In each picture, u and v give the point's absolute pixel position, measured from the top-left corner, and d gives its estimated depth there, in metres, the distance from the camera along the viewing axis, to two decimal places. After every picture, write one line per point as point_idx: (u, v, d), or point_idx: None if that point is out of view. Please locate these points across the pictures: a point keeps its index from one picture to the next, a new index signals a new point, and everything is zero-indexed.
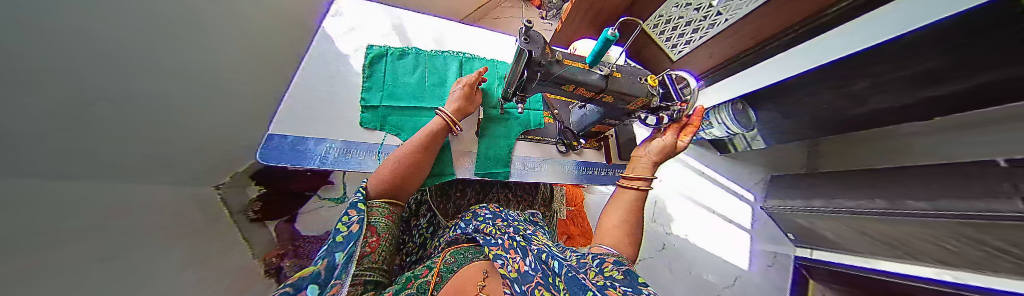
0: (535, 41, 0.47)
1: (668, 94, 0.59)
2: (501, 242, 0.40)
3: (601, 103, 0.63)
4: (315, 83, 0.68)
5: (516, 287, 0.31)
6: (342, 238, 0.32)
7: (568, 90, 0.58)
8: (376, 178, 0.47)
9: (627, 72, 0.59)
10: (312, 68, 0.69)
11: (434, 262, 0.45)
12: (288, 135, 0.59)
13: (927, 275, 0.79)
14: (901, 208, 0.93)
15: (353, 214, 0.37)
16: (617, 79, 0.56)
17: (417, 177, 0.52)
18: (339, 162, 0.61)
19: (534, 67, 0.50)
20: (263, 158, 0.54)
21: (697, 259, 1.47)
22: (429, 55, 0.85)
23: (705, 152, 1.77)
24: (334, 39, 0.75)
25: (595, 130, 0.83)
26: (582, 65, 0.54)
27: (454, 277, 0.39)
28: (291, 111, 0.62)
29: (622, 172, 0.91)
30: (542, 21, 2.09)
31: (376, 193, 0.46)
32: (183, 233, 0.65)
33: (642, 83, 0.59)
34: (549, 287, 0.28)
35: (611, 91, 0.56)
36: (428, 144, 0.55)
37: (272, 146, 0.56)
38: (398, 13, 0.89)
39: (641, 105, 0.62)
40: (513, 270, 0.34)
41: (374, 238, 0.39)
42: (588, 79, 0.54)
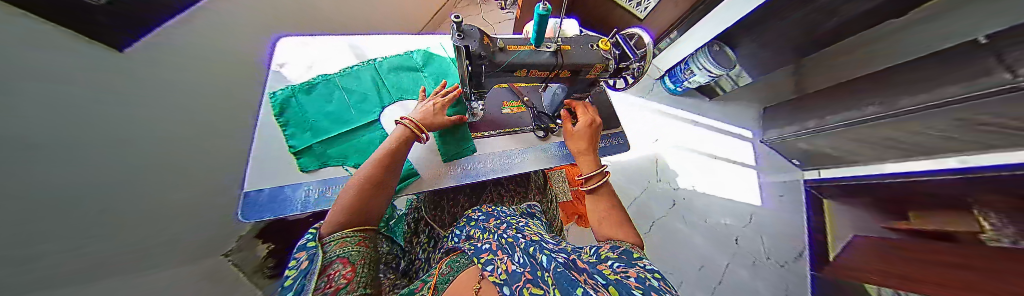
0: (469, 35, 0.45)
1: (623, 55, 0.61)
2: (489, 247, 0.38)
3: (561, 80, 0.63)
4: (269, 131, 0.65)
5: (504, 287, 0.26)
6: (291, 280, 0.30)
7: (524, 74, 0.58)
8: (332, 213, 0.40)
9: (577, 43, 0.58)
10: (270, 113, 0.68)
11: (429, 277, 0.40)
12: (265, 188, 0.58)
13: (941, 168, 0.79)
14: (893, 108, 0.90)
15: (300, 256, 0.35)
16: (567, 52, 0.55)
17: (382, 198, 0.48)
18: (322, 201, 0.60)
19: (477, 61, 0.49)
20: (243, 216, 0.52)
21: (709, 207, 1.47)
22: (339, 75, 0.79)
23: (693, 100, 1.78)
24: (292, 81, 0.75)
25: None
26: (529, 47, 0.53)
27: (451, 285, 0.35)
28: (259, 163, 0.60)
29: (608, 141, 0.91)
30: (500, 12, 2.04)
31: (329, 229, 0.38)
32: None
33: (594, 50, 0.58)
34: (538, 285, 0.23)
35: (568, 65, 0.55)
36: (393, 159, 0.51)
37: (251, 202, 0.55)
38: (350, 39, 0.87)
39: (600, 71, 0.60)
40: (502, 273, 0.29)
41: (347, 267, 0.32)
42: (539, 59, 0.53)
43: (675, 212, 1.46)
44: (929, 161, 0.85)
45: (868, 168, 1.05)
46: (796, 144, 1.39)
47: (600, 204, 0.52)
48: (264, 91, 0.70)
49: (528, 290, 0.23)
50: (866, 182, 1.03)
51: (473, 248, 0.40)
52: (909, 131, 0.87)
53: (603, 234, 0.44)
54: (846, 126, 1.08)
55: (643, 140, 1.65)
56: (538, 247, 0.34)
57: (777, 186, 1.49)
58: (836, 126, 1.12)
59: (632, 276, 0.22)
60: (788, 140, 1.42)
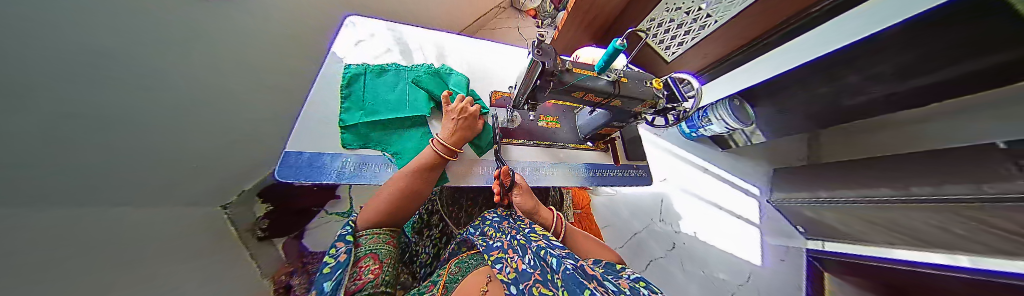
0: (546, 53, 0.48)
1: (672, 96, 0.62)
2: (501, 245, 0.39)
3: (610, 108, 0.66)
4: (324, 101, 0.69)
5: (512, 288, 0.30)
6: (328, 269, 0.34)
7: (578, 96, 0.60)
8: (366, 212, 0.47)
9: (634, 77, 0.61)
10: (328, 82, 0.72)
11: (441, 275, 0.42)
12: (304, 151, 0.59)
13: (927, 260, 0.80)
14: (911, 194, 0.91)
15: (340, 246, 0.38)
16: (624, 84, 0.59)
17: (411, 207, 0.52)
18: (354, 176, 0.60)
19: (547, 78, 0.52)
20: (279, 175, 0.54)
21: (707, 257, 1.44)
22: (408, 68, 0.84)
23: (708, 148, 1.80)
24: (343, 55, 0.78)
25: (601, 133, 0.87)
26: (591, 72, 0.56)
27: (460, 286, 0.37)
28: (304, 128, 0.62)
29: (631, 172, 0.91)
30: (536, 29, 2.15)
31: (364, 224, 0.46)
32: (184, 250, 0.64)
33: (648, 87, 0.60)
34: (546, 286, 0.27)
35: (621, 95, 0.58)
36: (424, 175, 0.53)
37: (288, 163, 0.56)
38: (395, 25, 0.92)
39: (648, 106, 0.64)
40: (512, 272, 0.33)
41: (375, 265, 0.39)
42: (597, 85, 0.56)
43: (672, 256, 1.42)
44: (907, 251, 0.87)
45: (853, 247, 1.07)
46: (799, 209, 1.39)
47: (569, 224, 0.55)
48: (322, 65, 0.74)
49: (540, 292, 0.27)
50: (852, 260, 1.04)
51: (485, 244, 0.42)
52: (919, 219, 0.87)
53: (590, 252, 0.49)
54: (857, 202, 1.07)
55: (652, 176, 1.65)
56: (549, 250, 0.35)
57: (776, 250, 1.47)
58: (849, 201, 1.11)
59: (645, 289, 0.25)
60: (794, 205, 1.42)
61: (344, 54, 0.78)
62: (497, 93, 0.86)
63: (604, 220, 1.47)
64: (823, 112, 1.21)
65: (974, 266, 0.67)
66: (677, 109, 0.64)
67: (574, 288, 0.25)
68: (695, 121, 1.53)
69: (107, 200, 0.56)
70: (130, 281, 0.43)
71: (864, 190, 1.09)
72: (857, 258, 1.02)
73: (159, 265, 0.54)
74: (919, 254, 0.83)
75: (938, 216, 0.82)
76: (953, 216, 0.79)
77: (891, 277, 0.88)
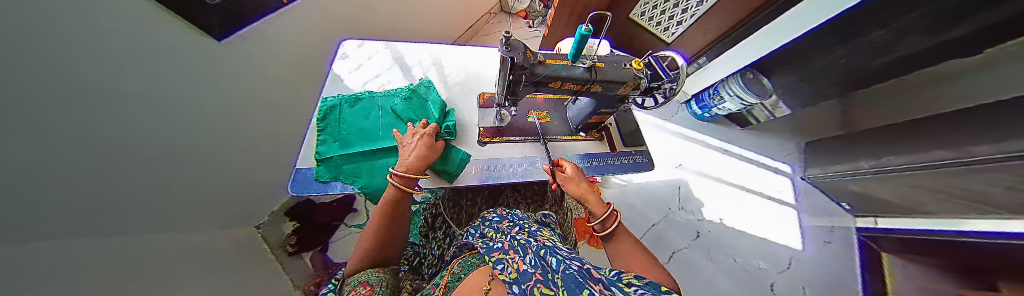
0: (515, 48, 0.49)
1: (656, 75, 0.61)
2: (502, 246, 0.39)
3: (592, 94, 0.64)
4: (328, 120, 0.74)
5: (514, 287, 0.29)
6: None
7: (556, 86, 0.60)
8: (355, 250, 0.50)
9: (610, 61, 0.60)
10: (328, 104, 0.78)
11: (443, 277, 0.43)
12: (313, 167, 0.66)
13: (987, 229, 0.72)
14: (969, 156, 0.78)
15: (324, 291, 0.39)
16: (600, 69, 0.57)
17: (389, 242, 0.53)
18: (356, 184, 0.65)
19: (518, 71, 0.52)
20: (293, 190, 0.61)
21: (738, 244, 1.33)
22: (382, 94, 0.82)
23: (723, 128, 1.69)
24: (343, 78, 0.84)
25: (591, 123, 0.83)
26: (566, 61, 0.55)
27: (462, 284, 0.37)
28: (311, 146, 0.69)
29: (631, 158, 0.88)
30: (528, 29, 2.16)
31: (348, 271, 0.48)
32: (203, 271, 0.69)
33: (627, 68, 0.59)
34: (548, 285, 0.27)
35: (599, 81, 0.57)
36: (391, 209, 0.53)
37: (300, 177, 0.64)
38: (392, 44, 0.97)
39: (630, 89, 0.62)
40: (513, 272, 0.31)
41: (364, 287, 0.39)
42: (573, 74, 0.56)
43: (698, 246, 1.34)
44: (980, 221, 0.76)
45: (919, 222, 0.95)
46: (848, 186, 1.23)
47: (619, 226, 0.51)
48: (323, 88, 0.80)
49: (541, 292, 0.26)
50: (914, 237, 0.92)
51: (485, 246, 0.41)
52: (977, 183, 0.75)
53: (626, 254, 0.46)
54: (906, 170, 0.96)
55: (663, 163, 1.58)
56: (550, 250, 0.35)
57: (818, 231, 1.34)
58: (897, 170, 1.00)
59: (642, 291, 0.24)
60: (839, 180, 1.26)
61: (345, 78, 0.85)
62: (485, 94, 0.89)
63: (616, 213, 1.42)
64: (850, 73, 1.08)
65: None
66: (661, 88, 0.63)
67: (574, 288, 0.25)
68: (706, 100, 1.46)
69: (147, 229, 0.64)
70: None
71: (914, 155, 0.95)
72: (925, 232, 0.90)
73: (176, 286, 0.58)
74: (993, 223, 0.72)
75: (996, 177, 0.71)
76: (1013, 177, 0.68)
77: (959, 252, 0.77)
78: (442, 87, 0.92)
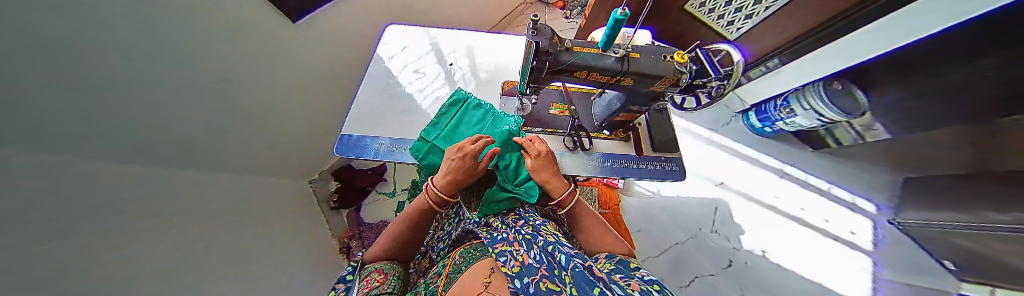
0: (542, 34, 0.49)
1: (702, 71, 0.53)
2: (506, 237, 0.40)
3: (622, 88, 0.59)
4: (372, 95, 0.83)
5: (517, 282, 0.32)
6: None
7: (582, 77, 0.57)
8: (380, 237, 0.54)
9: (648, 52, 0.55)
10: (373, 80, 0.86)
11: (446, 268, 0.45)
12: (354, 134, 0.72)
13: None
14: None
15: (343, 284, 0.43)
16: (635, 60, 0.53)
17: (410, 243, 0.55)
18: (388, 154, 0.69)
19: (542, 57, 0.51)
20: (338, 151, 0.68)
21: (780, 284, 1.15)
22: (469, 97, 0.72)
23: (785, 146, 1.43)
24: (386, 58, 0.92)
25: (619, 120, 0.77)
26: (595, 50, 0.52)
27: (464, 277, 0.39)
28: (356, 116, 0.76)
29: (659, 165, 0.80)
30: (565, 20, 2.05)
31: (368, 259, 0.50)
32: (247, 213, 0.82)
33: (666, 61, 0.53)
34: (554, 281, 0.30)
35: (631, 73, 0.53)
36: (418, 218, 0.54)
37: (344, 142, 0.70)
38: (431, 31, 1.03)
39: (668, 84, 0.56)
40: (516, 266, 0.34)
41: (380, 275, 0.45)
42: (603, 64, 0.52)
43: (728, 276, 1.19)
44: None
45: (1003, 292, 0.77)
46: (955, 241, 0.96)
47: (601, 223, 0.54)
48: (369, 66, 0.90)
49: (547, 288, 0.29)
50: None
51: (489, 236, 0.42)
52: None
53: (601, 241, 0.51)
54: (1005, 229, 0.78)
55: (700, 179, 1.41)
56: (556, 244, 0.37)
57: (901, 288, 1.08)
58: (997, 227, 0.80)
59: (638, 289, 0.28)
60: (945, 231, 0.99)
61: (388, 58, 0.92)
62: (508, 82, 0.91)
63: (635, 224, 1.32)
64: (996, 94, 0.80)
65: None
66: (707, 86, 0.56)
67: (584, 286, 0.27)
68: (771, 112, 1.25)
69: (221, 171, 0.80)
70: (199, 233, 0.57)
71: None
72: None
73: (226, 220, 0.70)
74: None
75: None
76: None
77: None
78: (471, 75, 0.95)
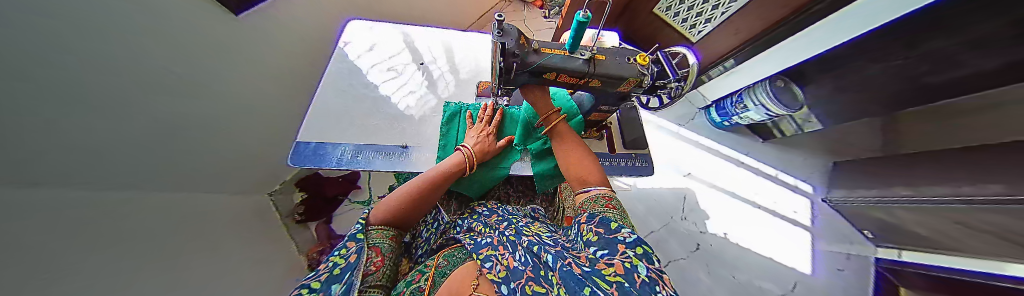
0: (508, 33, 0.48)
1: (662, 73, 0.57)
2: (490, 241, 0.37)
3: (591, 89, 0.61)
4: (331, 98, 0.76)
5: (503, 287, 0.25)
6: (339, 270, 0.29)
7: (551, 78, 0.56)
8: (381, 205, 0.43)
9: (613, 54, 0.57)
10: (333, 81, 0.79)
11: (429, 266, 0.37)
12: (312, 142, 0.67)
13: (986, 270, 0.73)
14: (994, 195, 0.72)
15: (352, 245, 0.34)
16: (600, 62, 0.54)
17: (421, 210, 0.47)
18: (352, 163, 0.65)
19: (509, 58, 0.49)
20: (293, 162, 0.62)
21: (741, 262, 1.28)
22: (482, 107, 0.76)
23: (743, 138, 1.59)
24: (352, 56, 0.86)
25: (592, 120, 0.80)
26: (564, 52, 0.53)
27: (447, 281, 0.31)
28: (312, 122, 0.70)
29: (630, 161, 0.85)
30: (542, 20, 2.06)
31: (376, 220, 0.42)
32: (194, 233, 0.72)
33: (630, 63, 0.55)
34: (539, 284, 0.24)
35: (597, 74, 0.54)
36: (437, 182, 0.48)
37: (300, 152, 0.64)
38: (402, 28, 0.98)
39: (633, 85, 0.58)
40: (502, 270, 0.28)
41: (379, 257, 0.36)
42: (571, 65, 0.52)
43: (698, 258, 1.30)
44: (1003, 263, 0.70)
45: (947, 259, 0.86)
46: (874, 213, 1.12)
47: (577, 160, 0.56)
48: (329, 65, 0.82)
49: (532, 290, 0.23)
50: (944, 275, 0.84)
51: (473, 241, 0.39)
52: (1010, 228, 0.68)
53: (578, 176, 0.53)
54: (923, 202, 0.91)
55: (671, 172, 1.52)
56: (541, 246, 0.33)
57: (834, 257, 1.26)
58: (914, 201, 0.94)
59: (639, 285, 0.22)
60: (865, 206, 1.15)
61: (352, 58, 0.85)
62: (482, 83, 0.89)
63: None
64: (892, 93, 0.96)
65: None
66: (667, 86, 0.60)
67: (572, 285, 0.23)
68: (728, 107, 1.39)
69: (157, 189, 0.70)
70: (129, 263, 0.49)
71: (947, 188, 0.86)
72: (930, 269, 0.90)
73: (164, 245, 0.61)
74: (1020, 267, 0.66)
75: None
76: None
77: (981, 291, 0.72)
78: (449, 73, 0.92)
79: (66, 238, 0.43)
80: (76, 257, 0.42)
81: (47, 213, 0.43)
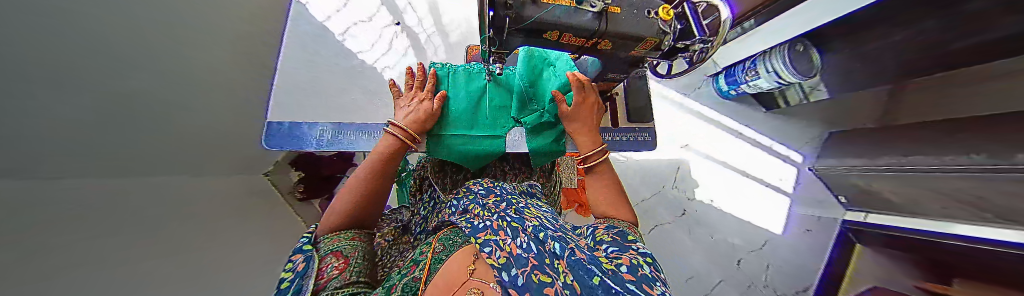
0: None
1: (687, 30, 0.52)
2: (490, 225, 0.33)
3: (599, 53, 0.55)
4: (302, 70, 0.67)
5: (510, 273, 0.21)
6: (286, 284, 0.24)
7: (553, 38, 0.51)
8: (329, 217, 0.35)
9: (630, 5, 0.49)
10: (299, 49, 0.69)
11: (424, 254, 0.33)
12: (285, 121, 0.62)
13: (936, 229, 0.82)
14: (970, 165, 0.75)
15: (297, 258, 0.29)
16: (615, 16, 0.48)
17: (378, 200, 0.41)
18: (334, 142, 0.62)
19: (502, 11, 0.43)
20: (268, 144, 0.59)
21: (721, 224, 1.40)
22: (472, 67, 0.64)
23: (746, 108, 1.56)
24: (320, 17, 0.73)
25: (597, 90, 0.76)
26: (569, 3, 0.46)
27: (444, 268, 0.26)
28: (282, 98, 0.64)
29: (631, 136, 0.84)
30: None
31: (324, 230, 0.34)
32: (208, 210, 0.75)
33: (652, 18, 0.49)
34: (549, 273, 0.19)
35: (610, 33, 0.49)
36: (378, 167, 0.40)
37: (273, 132, 0.60)
38: None
39: (650, 47, 0.54)
40: (504, 255, 0.21)
41: (342, 260, 0.29)
42: (578, 21, 0.46)
43: (682, 222, 1.41)
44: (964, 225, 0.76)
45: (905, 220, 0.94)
46: (849, 178, 1.17)
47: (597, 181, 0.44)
48: (289, 27, 0.70)
49: (538, 278, 0.16)
50: (897, 233, 0.93)
51: (470, 224, 0.37)
52: (977, 197, 0.73)
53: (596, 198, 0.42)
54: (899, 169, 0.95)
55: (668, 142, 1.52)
56: (548, 233, 0.30)
57: (804, 219, 1.39)
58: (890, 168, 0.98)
59: (626, 265, 0.22)
60: (845, 174, 1.19)
61: (321, 18, 0.73)
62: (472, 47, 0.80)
63: None
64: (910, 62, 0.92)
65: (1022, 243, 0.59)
66: (690, 49, 0.56)
67: (581, 274, 0.18)
68: (738, 74, 1.32)
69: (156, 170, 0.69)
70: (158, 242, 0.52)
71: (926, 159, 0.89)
72: (883, 228, 1.00)
73: (183, 223, 0.64)
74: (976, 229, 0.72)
75: (989, 194, 0.69)
76: (1002, 194, 0.66)
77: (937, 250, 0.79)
78: (436, 36, 0.85)
79: (96, 222, 0.45)
80: (113, 238, 0.45)
81: (65, 200, 0.43)
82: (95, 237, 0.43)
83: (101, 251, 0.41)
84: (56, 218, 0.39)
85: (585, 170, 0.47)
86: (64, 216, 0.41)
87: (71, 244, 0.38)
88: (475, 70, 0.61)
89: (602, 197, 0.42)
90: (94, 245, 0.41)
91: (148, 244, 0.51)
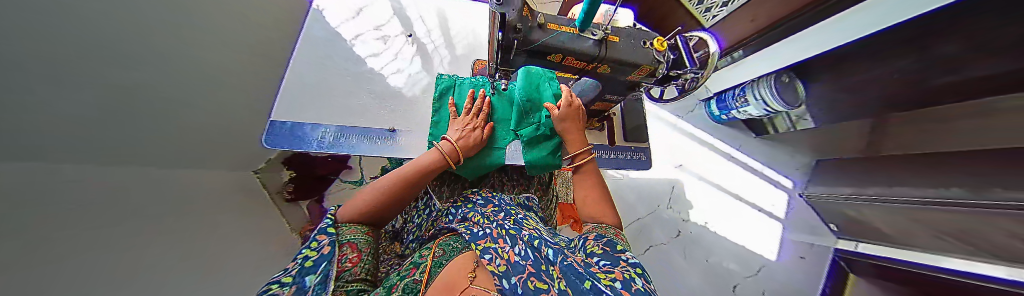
0: None
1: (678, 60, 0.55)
2: (490, 233, 0.35)
3: (599, 75, 0.58)
4: (308, 74, 0.69)
5: (504, 281, 0.24)
6: (312, 262, 0.26)
7: (557, 60, 0.53)
8: (351, 203, 0.40)
9: (628, 35, 0.53)
10: (309, 52, 0.71)
11: (423, 257, 0.36)
12: (288, 122, 0.62)
13: (924, 261, 0.84)
14: (949, 199, 0.78)
15: (321, 238, 0.31)
16: (614, 44, 0.51)
17: (396, 207, 0.46)
18: (334, 145, 0.62)
19: (510, 34, 0.45)
20: (267, 143, 0.58)
21: (715, 247, 1.39)
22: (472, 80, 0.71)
23: (738, 133, 1.61)
24: (333, 23, 0.76)
25: (595, 109, 0.78)
26: (572, 30, 0.49)
27: (443, 272, 0.30)
28: (287, 99, 0.64)
29: (627, 155, 0.86)
30: None
31: (345, 217, 0.39)
32: (188, 209, 0.72)
33: (647, 48, 0.53)
34: (542, 279, 0.22)
35: (609, 58, 0.51)
36: (412, 181, 0.45)
37: (274, 131, 0.60)
38: None
39: (645, 74, 0.57)
40: (503, 264, 0.27)
41: (354, 254, 0.33)
42: (581, 46, 0.49)
43: (677, 243, 1.40)
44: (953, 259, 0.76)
45: (897, 252, 0.95)
46: (838, 207, 1.20)
47: (588, 195, 0.49)
48: (302, 32, 0.72)
49: (535, 286, 0.21)
50: (893, 266, 0.93)
51: (470, 232, 0.38)
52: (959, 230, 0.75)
53: (591, 210, 0.46)
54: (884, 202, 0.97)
55: (663, 162, 1.55)
56: (544, 241, 0.32)
57: (798, 246, 1.39)
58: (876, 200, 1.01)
59: (618, 278, 0.23)
60: (834, 202, 1.22)
61: (334, 25, 0.76)
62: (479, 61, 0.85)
63: None
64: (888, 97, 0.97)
65: (1004, 276, 0.60)
66: (682, 77, 0.59)
67: (573, 279, 0.23)
68: (729, 101, 1.38)
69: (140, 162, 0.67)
70: (124, 242, 0.49)
71: (910, 189, 0.92)
72: (876, 258, 1.01)
73: (158, 221, 0.60)
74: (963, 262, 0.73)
75: (970, 228, 0.71)
76: (981, 228, 0.68)
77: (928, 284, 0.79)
78: (443, 48, 0.87)
79: (61, 217, 0.42)
80: (70, 236, 0.42)
81: (38, 190, 0.41)
82: (57, 233, 0.40)
83: (57, 252, 0.38)
84: (16, 209, 0.36)
85: (574, 170, 0.55)
86: (29, 208, 0.38)
87: (23, 241, 0.35)
88: (479, 82, 0.69)
89: (598, 209, 0.46)
90: (51, 244, 0.38)
91: (113, 244, 0.47)
